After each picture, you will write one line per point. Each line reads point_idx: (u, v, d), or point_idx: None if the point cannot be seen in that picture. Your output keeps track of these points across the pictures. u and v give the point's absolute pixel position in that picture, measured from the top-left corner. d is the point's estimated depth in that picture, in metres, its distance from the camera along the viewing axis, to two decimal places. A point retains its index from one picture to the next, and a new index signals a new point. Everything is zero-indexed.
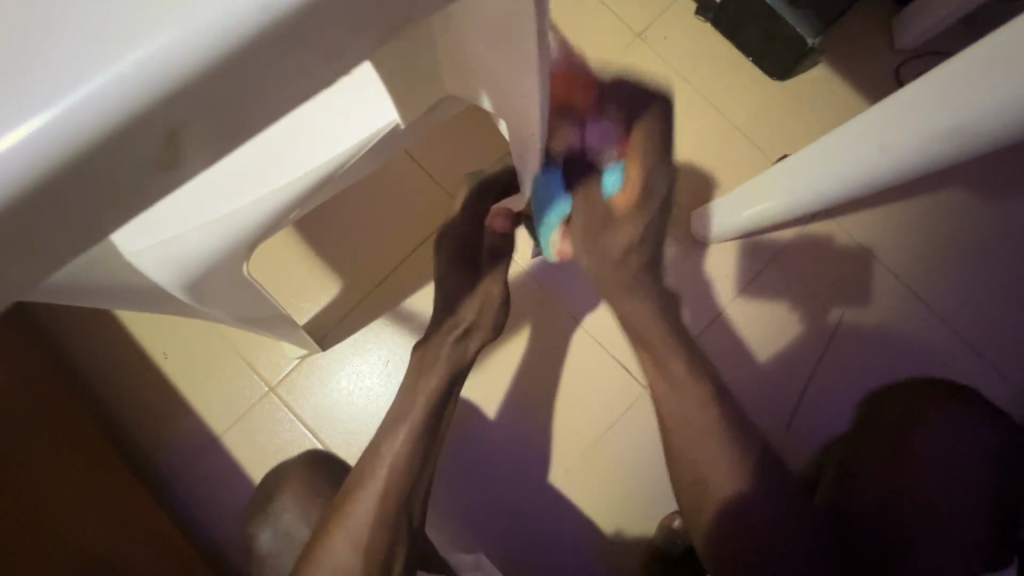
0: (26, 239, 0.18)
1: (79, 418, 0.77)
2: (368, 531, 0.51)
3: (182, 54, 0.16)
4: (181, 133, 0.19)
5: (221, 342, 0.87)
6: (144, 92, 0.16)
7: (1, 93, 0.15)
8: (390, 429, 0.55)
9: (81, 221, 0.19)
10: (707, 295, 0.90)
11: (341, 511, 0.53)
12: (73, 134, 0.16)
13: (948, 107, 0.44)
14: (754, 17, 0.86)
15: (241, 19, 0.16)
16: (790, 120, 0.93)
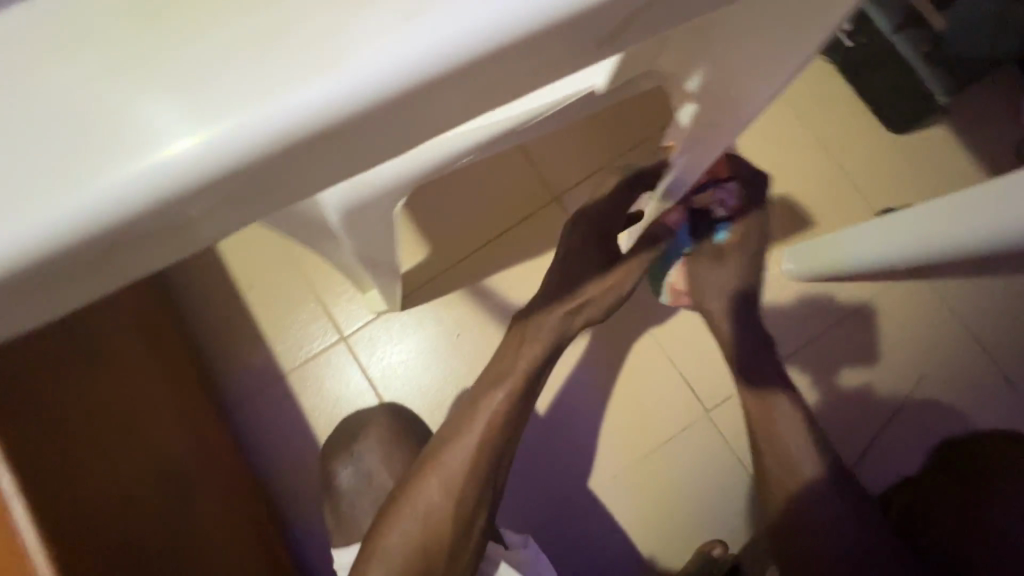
0: (242, 197, 0.19)
1: (164, 335, 0.80)
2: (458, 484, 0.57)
3: (446, 48, 0.18)
4: (398, 119, 0.20)
5: (304, 285, 0.90)
6: (400, 73, 0.18)
7: (287, 63, 0.17)
8: (488, 392, 0.60)
9: (289, 187, 0.20)
10: (785, 331, 0.89)
11: (435, 461, 0.59)
12: (329, 103, 0.18)
13: (967, 222, 0.51)
14: (884, 65, 0.87)
15: (501, 22, 0.18)
16: (901, 172, 0.92)
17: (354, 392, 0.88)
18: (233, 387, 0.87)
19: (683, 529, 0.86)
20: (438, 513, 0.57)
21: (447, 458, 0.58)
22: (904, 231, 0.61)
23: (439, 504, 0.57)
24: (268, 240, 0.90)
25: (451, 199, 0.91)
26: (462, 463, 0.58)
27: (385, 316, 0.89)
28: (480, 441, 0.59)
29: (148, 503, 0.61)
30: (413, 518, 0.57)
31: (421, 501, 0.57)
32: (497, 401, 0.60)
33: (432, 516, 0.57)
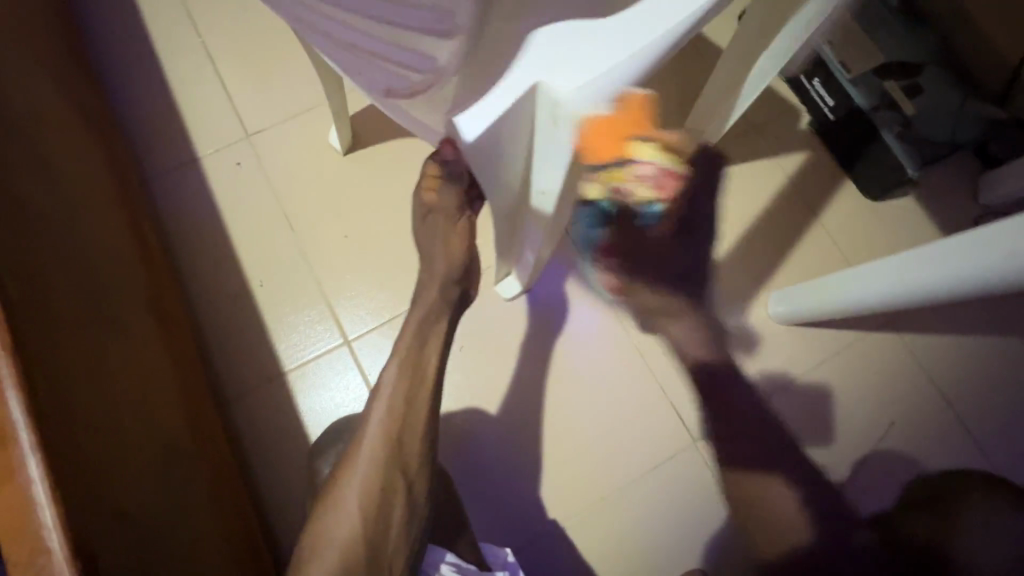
0: None
1: (176, 324, 0.83)
2: (365, 492, 0.52)
3: None
4: None
5: (314, 286, 0.92)
6: None
7: None
8: (410, 388, 0.55)
9: None
10: (768, 369, 0.94)
11: (350, 469, 0.54)
12: None
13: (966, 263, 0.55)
14: (863, 138, 0.98)
15: None
16: (876, 233, 1.00)
17: (349, 396, 0.88)
18: (231, 380, 0.87)
19: (663, 563, 0.84)
20: (371, 483, 0.53)
21: (364, 430, 0.55)
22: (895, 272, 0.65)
23: (369, 477, 0.53)
24: (284, 242, 0.94)
25: None
26: (372, 433, 0.54)
27: (391, 322, 0.91)
28: (376, 407, 0.55)
29: (139, 474, 0.59)
30: (355, 488, 0.53)
31: (357, 475, 0.53)
32: (386, 371, 0.56)
33: (368, 487, 0.53)
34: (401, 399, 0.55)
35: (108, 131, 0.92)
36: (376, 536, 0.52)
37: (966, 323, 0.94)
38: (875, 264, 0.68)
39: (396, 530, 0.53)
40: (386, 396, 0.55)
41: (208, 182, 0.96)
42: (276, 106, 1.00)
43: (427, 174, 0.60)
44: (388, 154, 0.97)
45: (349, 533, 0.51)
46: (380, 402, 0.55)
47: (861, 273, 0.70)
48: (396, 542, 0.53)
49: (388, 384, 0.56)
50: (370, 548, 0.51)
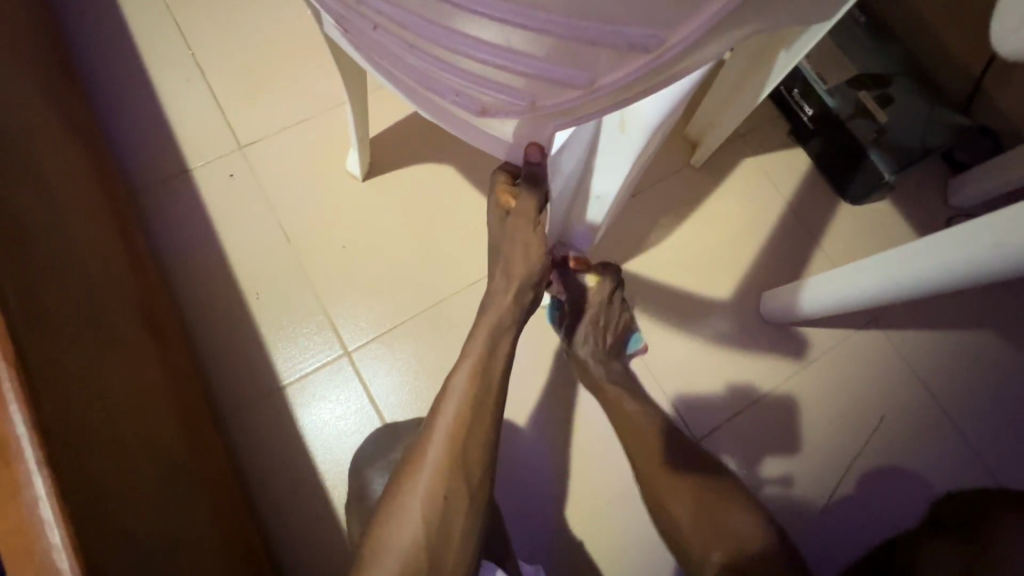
0: None
1: (172, 341, 0.81)
2: (432, 502, 0.51)
3: None
4: None
5: (313, 298, 0.91)
6: None
7: None
8: (475, 394, 0.55)
9: None
10: (765, 367, 0.96)
11: (413, 477, 0.52)
12: None
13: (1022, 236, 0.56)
14: (841, 145, 1.02)
15: None
16: (859, 234, 1.05)
17: (352, 408, 0.86)
18: (228, 397, 0.85)
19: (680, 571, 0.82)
20: (437, 487, 0.51)
21: (432, 433, 0.54)
22: (940, 257, 0.65)
23: (433, 483, 0.52)
24: (280, 253, 0.93)
25: (464, 226, 0.96)
26: (442, 436, 0.53)
27: (393, 332, 0.91)
28: (446, 409, 0.54)
29: (134, 498, 0.55)
30: (420, 492, 0.51)
31: (420, 483, 0.52)
32: (456, 376, 0.56)
33: (433, 493, 0.51)
34: (467, 406, 0.54)
35: (97, 144, 0.90)
36: (436, 545, 0.50)
37: (944, 319, 0.98)
38: (913, 247, 0.68)
39: (457, 541, 0.51)
40: (452, 404, 0.54)
41: (201, 195, 0.95)
42: (269, 118, 0.99)
43: (500, 185, 0.61)
44: (388, 166, 0.98)
45: (412, 541, 0.50)
46: (450, 405, 0.54)
47: (895, 259, 0.70)
48: (456, 552, 0.51)
49: (459, 388, 0.55)
50: (430, 556, 0.50)
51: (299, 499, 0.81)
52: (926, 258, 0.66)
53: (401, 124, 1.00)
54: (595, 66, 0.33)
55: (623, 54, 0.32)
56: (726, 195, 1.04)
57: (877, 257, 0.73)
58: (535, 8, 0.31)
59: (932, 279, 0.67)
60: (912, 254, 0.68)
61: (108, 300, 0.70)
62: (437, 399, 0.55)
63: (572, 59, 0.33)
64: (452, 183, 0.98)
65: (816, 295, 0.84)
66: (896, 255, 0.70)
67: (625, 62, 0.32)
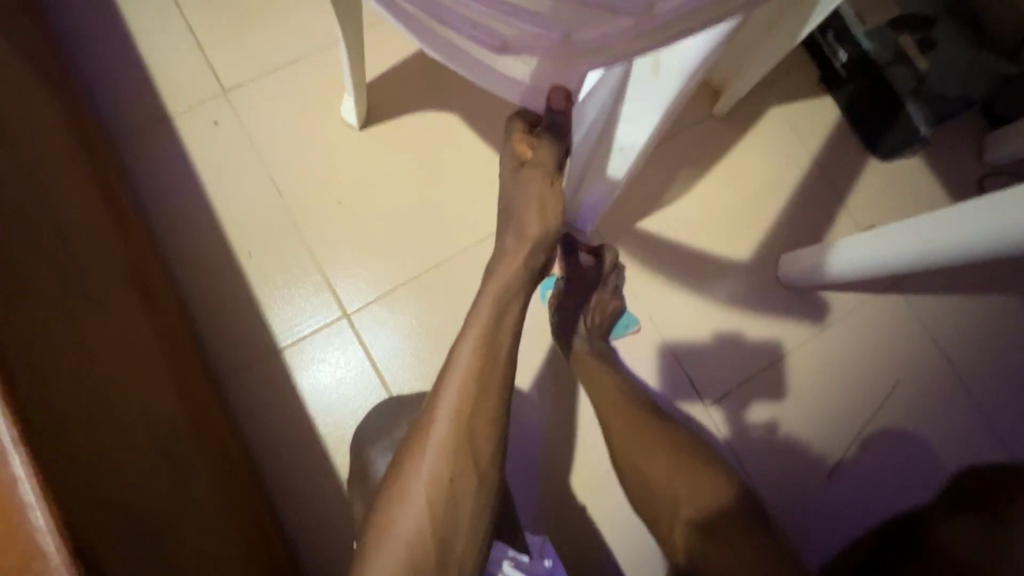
0: None
1: (161, 303, 0.77)
2: (437, 485, 0.48)
3: None
4: None
5: (308, 257, 0.86)
6: None
7: None
8: (481, 370, 0.51)
9: None
10: (780, 333, 0.93)
11: (416, 458, 0.49)
12: None
13: None
14: (876, 95, 0.95)
15: None
16: (887, 194, 0.99)
17: (352, 372, 0.83)
18: (223, 360, 0.81)
19: None
20: (441, 467, 0.49)
21: (437, 410, 0.50)
22: (991, 221, 0.59)
23: (438, 464, 0.49)
24: (271, 208, 0.87)
25: (468, 181, 0.90)
26: (447, 413, 0.50)
27: (394, 293, 0.86)
28: (450, 384, 0.51)
29: (124, 472, 0.52)
30: (424, 474, 0.49)
31: (425, 463, 0.49)
32: (460, 349, 0.52)
33: (438, 475, 0.48)
34: (473, 382, 0.50)
35: (66, 86, 0.82)
36: (444, 530, 0.48)
37: (967, 283, 0.95)
38: (961, 209, 0.62)
39: (466, 524, 0.49)
40: (458, 381, 0.50)
41: (184, 146, 0.87)
42: (255, 58, 0.91)
43: (516, 133, 0.54)
44: (385, 114, 0.90)
45: (417, 525, 0.47)
46: (454, 380, 0.51)
47: (939, 221, 0.64)
48: (467, 535, 0.48)
49: (464, 362, 0.51)
50: (439, 539, 0.47)
51: (300, 464, 0.80)
52: (976, 221, 0.60)
53: (398, 67, 0.91)
54: None
55: None
56: (749, 150, 0.97)
57: (918, 218, 0.68)
58: None
59: (977, 245, 0.62)
60: (959, 217, 0.62)
61: (87, 259, 0.65)
62: (441, 373, 0.52)
63: None
64: (454, 133, 0.90)
65: (845, 257, 0.79)
66: (940, 217, 0.65)
67: None
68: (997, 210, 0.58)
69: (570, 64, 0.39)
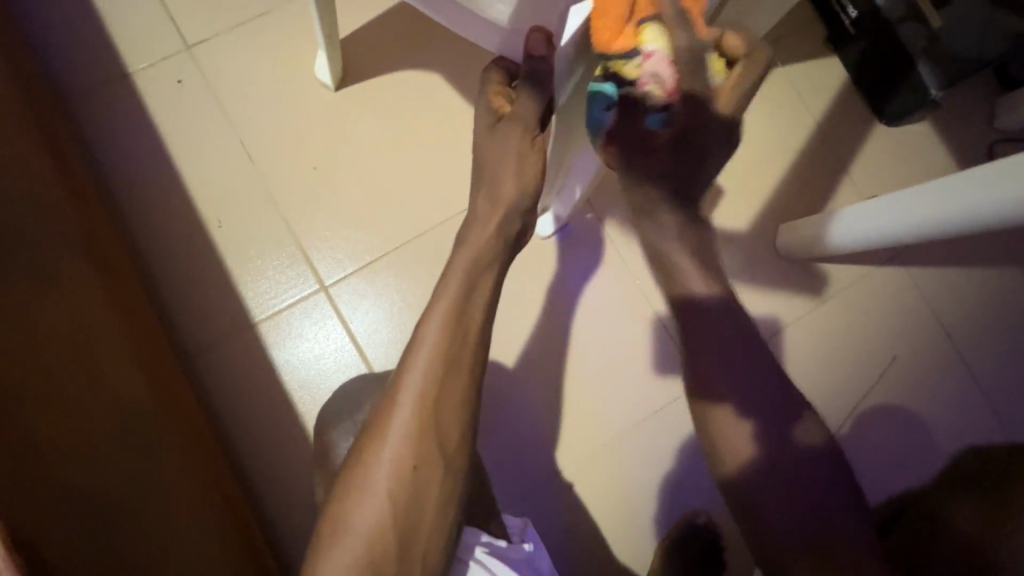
0: None
1: (122, 275, 0.72)
2: (401, 467, 0.46)
3: None
4: None
5: (281, 227, 0.81)
6: None
7: None
8: (450, 347, 0.47)
9: None
10: (775, 306, 0.89)
11: (379, 439, 0.46)
12: None
13: None
14: (885, 54, 0.89)
15: None
16: (890, 162, 0.94)
17: (329, 346, 0.80)
18: (193, 335, 0.78)
19: (671, 513, 0.80)
20: (405, 449, 0.46)
21: (401, 388, 0.47)
22: (998, 190, 0.55)
23: (403, 446, 0.46)
24: (241, 175, 0.81)
25: (452, 147, 0.85)
26: (412, 391, 0.47)
27: (372, 265, 0.82)
28: (417, 363, 0.47)
29: (66, 457, 0.48)
30: (388, 457, 0.46)
31: (390, 444, 0.46)
32: (428, 325, 0.48)
33: (402, 458, 0.46)
34: (442, 360, 0.47)
35: (11, 39, 0.75)
36: (409, 515, 0.45)
37: (970, 255, 0.91)
38: (967, 176, 0.58)
39: (434, 507, 0.46)
40: (426, 358, 0.47)
41: (145, 106, 0.81)
42: (220, 10, 0.84)
43: (492, 86, 0.50)
44: (363, 74, 0.84)
45: (380, 510, 0.45)
46: (421, 357, 0.47)
47: (946, 189, 0.60)
48: (434, 519, 0.46)
49: (432, 338, 0.48)
50: (402, 525, 0.45)
51: (275, 441, 0.77)
52: (983, 189, 0.56)
53: (376, 21, 0.85)
54: None
55: None
56: (749, 115, 0.92)
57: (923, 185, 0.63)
58: None
59: (983, 216, 0.57)
60: (966, 184, 0.58)
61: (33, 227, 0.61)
62: (407, 349, 0.48)
63: None
64: (436, 95, 0.85)
65: (848, 228, 0.74)
66: (946, 185, 0.60)
67: None
68: (1006, 177, 0.54)
69: None
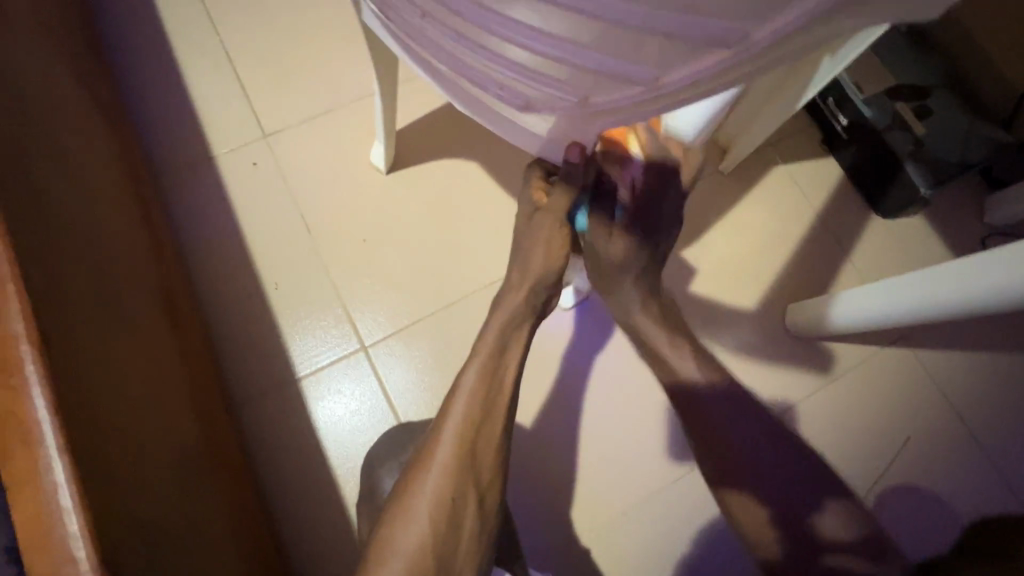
0: None
1: (187, 327, 0.80)
2: (439, 502, 0.50)
3: None
4: None
5: (330, 291, 0.90)
6: None
7: None
8: (486, 394, 0.54)
9: None
10: (787, 381, 0.94)
11: (418, 477, 0.51)
12: None
13: None
14: (877, 157, 1.00)
15: None
16: (889, 251, 1.02)
17: (365, 402, 0.86)
18: (242, 386, 0.84)
19: None
20: (446, 486, 0.50)
21: (442, 431, 0.52)
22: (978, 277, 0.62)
23: (441, 482, 0.50)
24: (299, 244, 0.92)
25: (486, 225, 0.95)
26: (453, 433, 0.52)
27: (409, 328, 0.89)
28: (456, 408, 0.53)
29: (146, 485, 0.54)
30: (427, 492, 0.50)
31: (431, 479, 0.50)
32: (466, 375, 0.55)
33: (440, 494, 0.50)
34: (479, 406, 0.53)
35: (121, 127, 0.90)
36: (444, 549, 0.49)
37: (974, 339, 0.96)
38: (950, 266, 0.65)
39: (466, 544, 0.50)
40: (467, 404, 0.53)
41: (223, 184, 0.94)
42: (295, 108, 0.99)
43: (534, 182, 0.60)
44: (412, 161, 0.96)
45: (418, 542, 0.48)
46: (460, 401, 0.53)
47: (931, 275, 0.68)
48: (466, 553, 0.50)
49: (470, 386, 0.54)
50: (441, 559, 0.48)
51: (308, 491, 0.81)
52: (966, 277, 0.63)
53: (426, 119, 0.98)
54: (666, 62, 0.32)
55: (701, 49, 0.31)
56: (754, 206, 1.02)
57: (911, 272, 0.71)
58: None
59: (967, 300, 0.64)
60: (949, 272, 0.65)
61: (127, 284, 0.70)
62: (448, 395, 0.54)
63: (635, 51, 0.31)
64: (474, 180, 0.96)
65: (846, 309, 0.81)
66: (931, 272, 0.68)
67: (699, 56, 0.31)
68: (983, 267, 0.61)
69: (587, 124, 0.41)
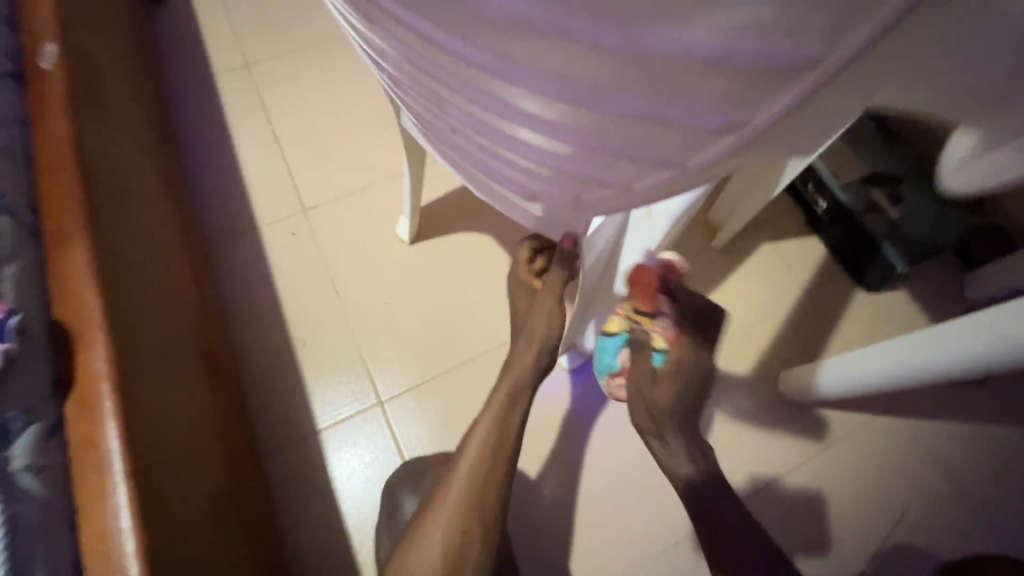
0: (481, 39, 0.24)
1: (226, 378, 0.89)
2: (448, 537, 0.55)
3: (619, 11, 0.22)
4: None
5: (353, 350, 0.98)
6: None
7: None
8: (494, 439, 0.60)
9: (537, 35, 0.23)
10: (784, 447, 0.97)
11: (431, 513, 0.57)
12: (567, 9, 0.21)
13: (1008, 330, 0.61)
14: (856, 237, 1.09)
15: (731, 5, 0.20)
16: (876, 322, 1.08)
17: (379, 454, 0.91)
18: (267, 436, 0.91)
19: None
20: (455, 522, 0.56)
21: (454, 471, 0.58)
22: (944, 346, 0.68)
23: (451, 518, 0.56)
24: (328, 306, 1.01)
25: (498, 291, 1.04)
26: (463, 474, 0.58)
27: (424, 385, 0.96)
28: (467, 451, 0.59)
29: (188, 518, 0.60)
30: (439, 527, 0.55)
31: (443, 514, 0.56)
32: (477, 422, 0.61)
33: (451, 528, 0.55)
34: (487, 450, 0.59)
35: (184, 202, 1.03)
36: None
37: (965, 409, 0.99)
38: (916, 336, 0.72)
39: None
40: (477, 447, 0.59)
41: (265, 252, 1.06)
42: (332, 186, 1.12)
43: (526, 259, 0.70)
44: (433, 234, 1.08)
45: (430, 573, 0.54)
46: (471, 446, 0.59)
47: (900, 343, 0.75)
48: None
49: (481, 432, 0.60)
50: None
51: (323, 541, 0.85)
52: (930, 345, 0.70)
53: (446, 197, 1.11)
54: (630, 175, 0.33)
55: (654, 168, 0.31)
56: (745, 279, 1.11)
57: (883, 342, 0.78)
58: (555, 121, 0.30)
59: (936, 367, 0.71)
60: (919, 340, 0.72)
61: (182, 337, 0.79)
62: (461, 440, 0.61)
63: (600, 165, 0.33)
64: (489, 251, 1.07)
65: (830, 377, 0.87)
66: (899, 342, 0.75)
67: (656, 172, 0.32)
68: (944, 336, 0.68)
69: (580, 213, 0.50)
